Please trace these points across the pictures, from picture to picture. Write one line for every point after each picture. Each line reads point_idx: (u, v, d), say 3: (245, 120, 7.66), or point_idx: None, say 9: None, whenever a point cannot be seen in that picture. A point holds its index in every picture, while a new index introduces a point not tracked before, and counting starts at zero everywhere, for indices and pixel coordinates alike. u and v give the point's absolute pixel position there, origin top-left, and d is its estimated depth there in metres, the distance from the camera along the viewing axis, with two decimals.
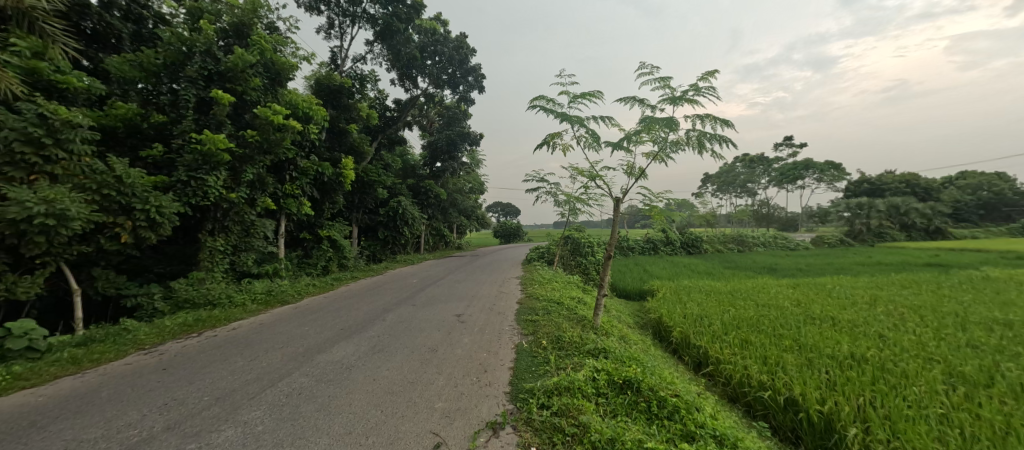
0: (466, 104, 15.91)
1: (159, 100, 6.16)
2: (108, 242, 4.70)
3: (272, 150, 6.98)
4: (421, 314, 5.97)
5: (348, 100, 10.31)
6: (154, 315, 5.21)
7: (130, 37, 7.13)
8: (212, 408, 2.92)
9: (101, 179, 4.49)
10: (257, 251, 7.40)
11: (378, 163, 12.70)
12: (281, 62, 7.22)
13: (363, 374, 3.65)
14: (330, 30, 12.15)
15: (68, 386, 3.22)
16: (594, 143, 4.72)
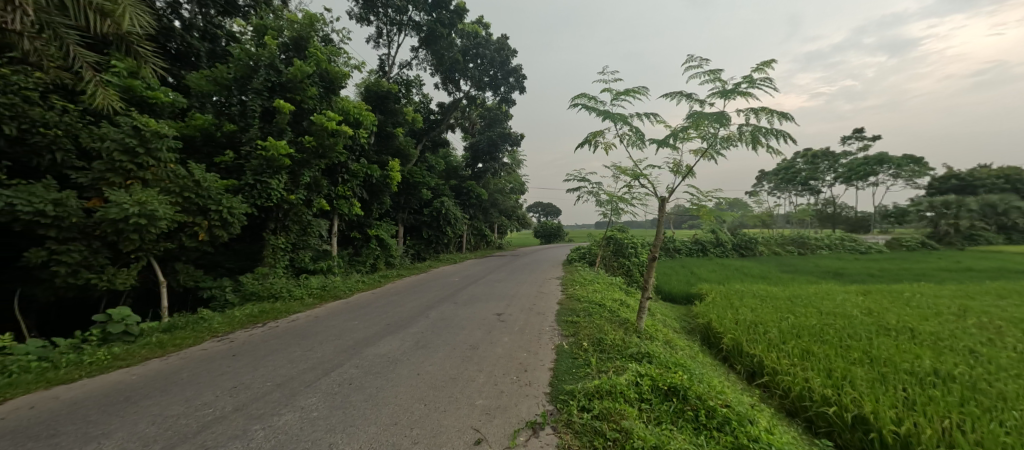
0: (507, 105, 16.05)
1: (230, 111, 6.78)
2: (189, 239, 5.23)
3: (326, 154, 7.45)
4: (463, 312, 6.11)
5: (395, 105, 10.76)
6: (226, 305, 5.75)
7: (206, 55, 7.93)
8: (273, 393, 3.17)
9: (182, 183, 5.02)
10: (313, 249, 7.92)
11: (422, 165, 13.13)
12: (335, 72, 7.68)
13: (408, 368, 3.80)
14: (379, 39, 12.76)
15: (156, 367, 3.64)
16: (638, 141, 4.59)
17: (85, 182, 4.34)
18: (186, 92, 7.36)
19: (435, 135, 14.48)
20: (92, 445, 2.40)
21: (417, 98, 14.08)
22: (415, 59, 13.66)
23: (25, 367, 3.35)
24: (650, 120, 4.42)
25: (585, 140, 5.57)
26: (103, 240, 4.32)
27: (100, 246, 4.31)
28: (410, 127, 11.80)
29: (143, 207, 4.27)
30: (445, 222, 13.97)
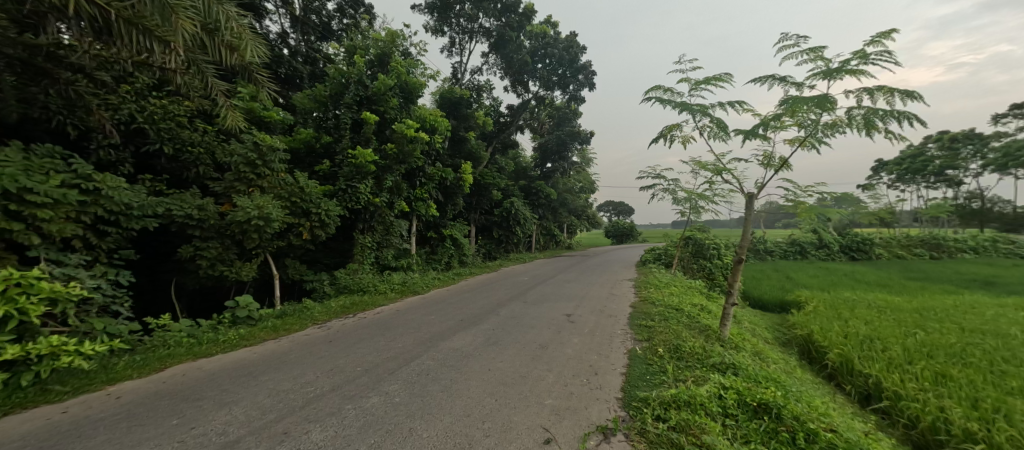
0: (576, 103, 15.81)
1: (326, 124, 7.62)
2: (295, 238, 5.97)
3: (406, 160, 8.03)
4: (532, 312, 6.17)
5: (467, 110, 11.22)
6: (324, 297, 6.51)
7: (307, 77, 9.02)
8: (362, 378, 3.52)
9: (290, 189, 5.77)
10: (395, 247, 8.60)
11: (493, 167, 13.51)
12: (413, 83, 8.23)
13: (480, 363, 3.94)
14: (452, 48, 13.40)
15: (271, 348, 4.25)
16: (721, 133, 4.23)
17: (219, 190, 5.22)
18: (292, 110, 8.45)
19: (505, 137, 14.80)
20: (225, 409, 2.88)
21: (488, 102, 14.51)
22: (486, 64, 14.09)
23: (179, 341, 4.12)
24: (735, 109, 4.04)
25: (660, 134, 5.28)
26: (232, 239, 5.14)
27: (230, 244, 5.14)
28: (481, 130, 12.21)
29: (261, 210, 5.00)
30: (515, 222, 14.23)
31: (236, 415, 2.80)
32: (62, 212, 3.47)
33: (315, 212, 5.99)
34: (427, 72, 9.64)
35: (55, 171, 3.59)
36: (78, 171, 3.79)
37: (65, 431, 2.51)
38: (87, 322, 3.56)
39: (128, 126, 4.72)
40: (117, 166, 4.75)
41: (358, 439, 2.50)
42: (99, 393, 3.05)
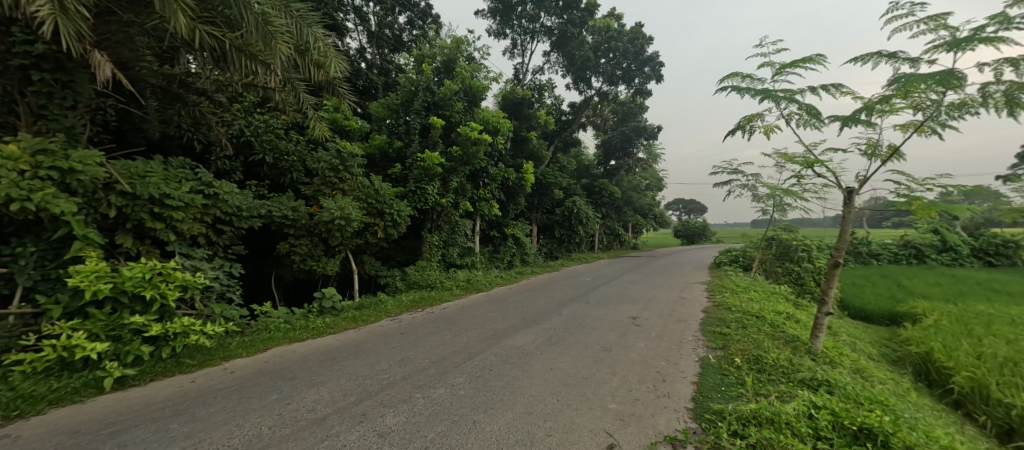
0: (642, 97, 15.17)
1: (398, 130, 8.15)
2: (372, 237, 6.45)
3: (470, 161, 8.31)
4: (596, 313, 6.04)
5: (529, 110, 11.30)
6: (396, 291, 6.97)
7: (381, 87, 9.72)
8: (430, 369, 3.73)
9: (368, 192, 6.28)
10: (460, 246, 8.95)
11: (555, 166, 13.46)
12: (477, 86, 8.49)
13: (541, 362, 3.96)
14: (514, 49, 13.57)
15: (351, 337, 4.66)
16: (814, 121, 3.76)
17: (308, 193, 5.84)
18: (368, 119, 9.18)
19: (567, 135, 14.66)
20: (313, 389, 3.23)
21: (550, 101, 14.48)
22: (547, 63, 14.06)
23: (277, 326, 4.70)
24: (829, 93, 3.57)
25: (737, 126, 4.84)
26: (319, 237, 5.74)
27: (318, 241, 5.74)
28: (543, 129, 12.23)
29: (343, 211, 5.51)
30: (577, 221, 14.06)
31: (323, 395, 3.12)
32: (191, 214, 4.14)
33: (389, 212, 6.45)
34: (490, 75, 9.89)
35: (186, 179, 4.29)
36: (202, 179, 4.49)
37: (193, 398, 3.00)
38: (208, 307, 4.21)
39: (238, 139, 5.48)
40: (230, 174, 5.54)
41: (426, 427, 2.65)
42: (218, 367, 3.60)
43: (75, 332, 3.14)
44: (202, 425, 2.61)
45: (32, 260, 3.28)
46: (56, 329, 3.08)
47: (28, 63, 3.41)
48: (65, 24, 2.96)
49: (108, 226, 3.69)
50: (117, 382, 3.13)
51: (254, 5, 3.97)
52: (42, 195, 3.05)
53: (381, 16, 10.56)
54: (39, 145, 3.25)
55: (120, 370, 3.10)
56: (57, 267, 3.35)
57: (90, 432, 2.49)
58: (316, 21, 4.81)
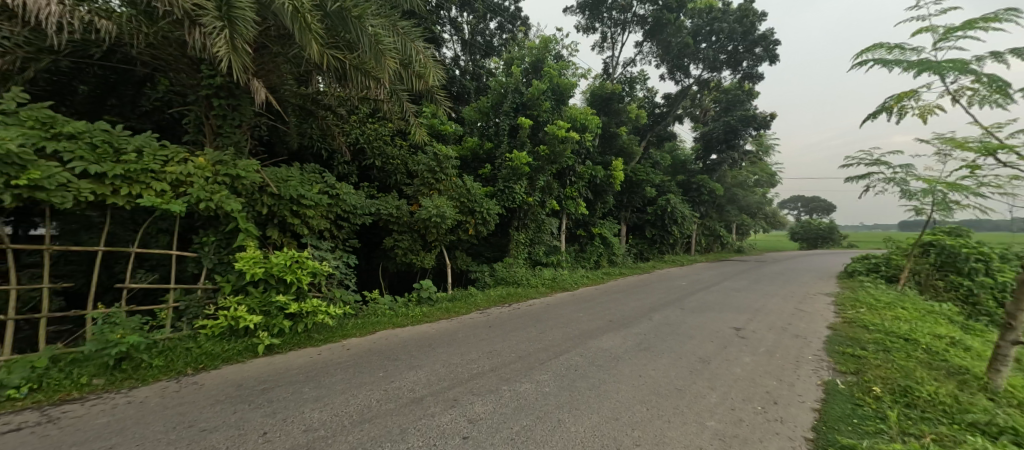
0: (751, 82, 13.55)
1: (488, 132, 8.49)
2: (463, 233, 6.86)
3: (557, 160, 8.32)
4: (691, 320, 5.57)
5: (619, 104, 10.87)
6: (485, 286, 7.30)
7: (473, 91, 10.25)
8: (516, 364, 3.84)
9: (461, 191, 6.68)
10: (545, 244, 9.02)
11: (647, 162, 12.75)
12: (565, 84, 8.46)
13: (629, 367, 3.80)
14: (604, 43, 13.14)
15: (445, 326, 5.02)
16: (998, 96, 2.95)
17: (410, 193, 6.43)
18: (461, 122, 9.75)
19: (661, 129, 13.77)
20: (412, 372, 3.56)
21: (642, 93, 13.72)
22: (640, 54, 13.33)
23: (384, 312, 5.28)
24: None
25: (884, 108, 4.05)
26: (419, 233, 6.29)
27: (418, 237, 6.30)
28: (634, 124, 11.66)
29: (439, 209, 5.96)
30: (671, 221, 13.12)
31: (420, 378, 3.42)
32: (319, 212, 4.86)
33: (479, 211, 6.78)
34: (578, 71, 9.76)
35: (317, 182, 5.06)
36: (328, 182, 5.25)
37: (320, 368, 3.55)
38: (331, 292, 4.92)
39: (355, 146, 6.28)
40: (348, 177, 6.38)
41: (512, 419, 2.73)
42: (338, 344, 4.20)
43: (239, 306, 3.94)
44: (326, 392, 3.07)
45: (212, 247, 4.18)
46: (228, 302, 3.90)
47: (211, 93, 4.35)
48: (235, 60, 3.73)
49: (262, 221, 4.54)
50: (266, 348, 3.85)
51: (368, 27, 4.51)
52: (220, 196, 3.88)
53: (473, 24, 11.13)
54: (219, 157, 4.14)
55: (269, 339, 3.82)
56: (228, 254, 4.24)
57: (250, 386, 3.12)
58: (418, 36, 5.29)
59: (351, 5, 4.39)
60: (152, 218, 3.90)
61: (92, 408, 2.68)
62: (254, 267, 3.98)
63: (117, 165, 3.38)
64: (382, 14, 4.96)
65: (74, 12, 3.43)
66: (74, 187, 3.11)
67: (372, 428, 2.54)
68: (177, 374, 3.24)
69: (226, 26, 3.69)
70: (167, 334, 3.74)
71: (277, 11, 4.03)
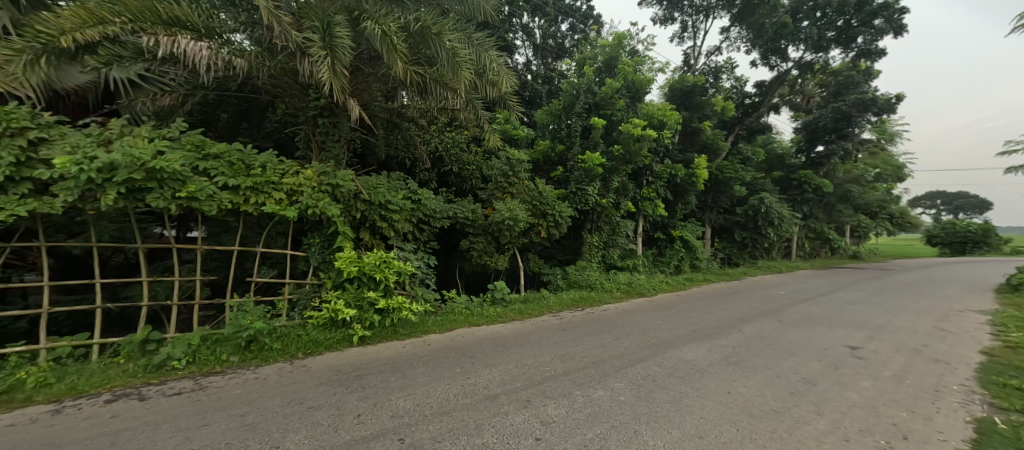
0: (869, 59, 11.65)
1: (560, 134, 8.47)
2: (536, 236, 6.91)
3: (632, 159, 8.01)
4: (790, 335, 4.94)
5: (701, 97, 10.09)
6: (558, 288, 7.28)
7: (545, 94, 10.34)
8: (589, 369, 3.76)
9: (533, 194, 6.77)
10: (620, 247, 8.72)
11: (735, 158, 11.65)
12: (641, 80, 8.15)
13: (715, 382, 3.49)
14: (684, 33, 12.31)
15: (517, 327, 5.12)
16: None
17: (485, 197, 6.69)
18: (533, 127, 9.88)
19: (753, 121, 12.47)
20: (486, 370, 3.69)
21: (729, 83, 12.57)
22: (727, 41, 12.24)
23: (461, 311, 5.55)
24: None
25: None
26: (493, 236, 6.50)
27: (492, 239, 6.51)
28: (720, 118, 10.76)
29: (512, 212, 6.10)
30: (766, 222, 11.79)
31: (495, 376, 3.53)
32: (403, 216, 5.27)
33: (552, 213, 6.81)
34: (655, 66, 9.29)
35: (402, 189, 5.51)
36: (411, 189, 5.68)
37: (405, 360, 3.86)
38: (414, 290, 5.31)
39: (435, 154, 6.70)
40: (429, 183, 6.83)
41: (586, 425, 2.67)
42: (420, 339, 4.51)
43: (338, 300, 4.43)
44: (410, 382, 3.34)
45: (317, 247, 4.78)
46: (329, 297, 4.43)
47: (317, 113, 4.98)
48: (335, 83, 4.22)
49: (356, 224, 5.07)
50: (359, 339, 4.28)
51: (447, 42, 4.83)
52: (323, 203, 4.42)
53: (545, 28, 11.22)
54: (323, 169, 4.72)
55: (361, 332, 4.25)
56: (330, 254, 4.80)
57: (346, 372, 3.50)
58: (492, 45, 5.49)
59: (431, 23, 4.78)
60: (272, 222, 4.58)
61: (231, 381, 3.24)
62: (350, 266, 4.45)
63: (247, 179, 4.05)
64: (459, 28, 5.26)
65: (219, 54, 4.18)
66: (218, 198, 3.81)
67: (450, 420, 2.68)
68: (291, 357, 3.77)
69: (328, 54, 4.21)
70: (283, 322, 4.35)
71: (369, 36, 4.49)
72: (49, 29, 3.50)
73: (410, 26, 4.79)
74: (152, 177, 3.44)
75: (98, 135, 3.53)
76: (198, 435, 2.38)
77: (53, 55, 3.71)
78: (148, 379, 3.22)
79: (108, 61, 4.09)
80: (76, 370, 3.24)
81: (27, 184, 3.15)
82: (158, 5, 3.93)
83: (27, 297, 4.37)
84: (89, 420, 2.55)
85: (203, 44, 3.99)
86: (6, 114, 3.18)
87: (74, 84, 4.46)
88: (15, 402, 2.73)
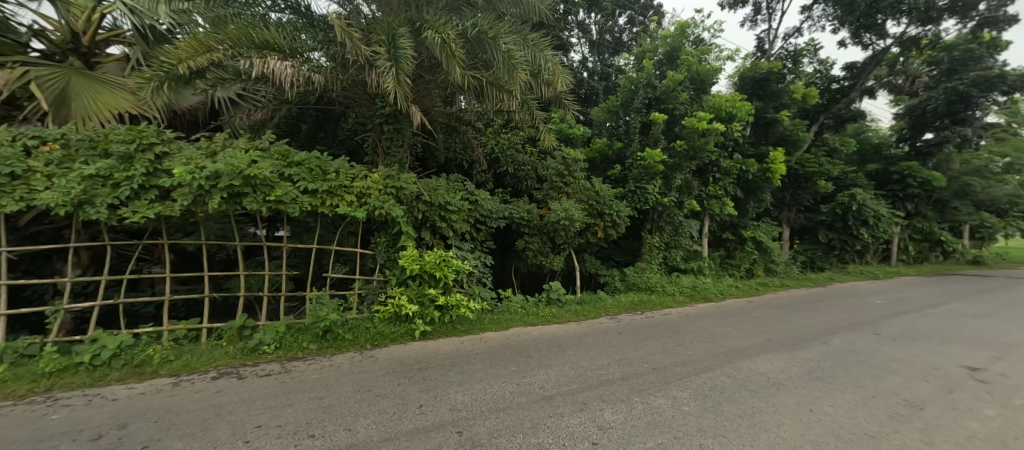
0: (997, 28, 9.81)
1: (618, 132, 8.21)
2: (592, 237, 6.78)
3: (697, 155, 7.53)
4: (889, 350, 4.33)
5: (778, 85, 9.21)
6: (616, 291, 7.08)
7: (601, 91, 10.12)
8: (650, 376, 3.60)
9: (589, 193, 6.64)
10: (684, 249, 8.25)
11: (820, 150, 10.45)
12: (706, 71, 7.64)
13: (795, 398, 3.15)
14: (757, 16, 11.31)
15: (572, 329, 5.06)
16: None
17: (540, 197, 6.72)
18: (589, 125, 9.70)
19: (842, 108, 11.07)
20: (542, 370, 3.69)
21: (812, 67, 11.30)
22: (809, 20, 11.03)
23: (516, 310, 5.61)
24: None
25: None
26: (548, 236, 6.50)
27: (547, 240, 6.51)
28: (800, 106, 9.75)
29: (567, 212, 6.05)
30: (858, 222, 10.45)
31: (551, 377, 3.52)
32: (461, 216, 5.45)
33: (609, 213, 6.62)
34: (723, 54, 8.65)
35: (460, 191, 5.70)
36: (469, 190, 5.85)
37: (462, 356, 3.99)
38: (471, 288, 5.47)
39: (491, 156, 6.86)
40: (485, 184, 7.01)
41: (646, 434, 2.56)
42: (477, 336, 4.64)
43: (402, 295, 4.71)
44: (467, 378, 3.44)
45: (383, 246, 5.10)
46: (394, 293, 4.72)
47: (383, 121, 5.31)
48: (399, 91, 4.47)
49: (418, 225, 5.33)
50: (421, 334, 4.51)
51: (502, 45, 4.90)
52: (389, 205, 4.72)
53: (602, 23, 10.96)
54: (388, 172, 5.02)
55: (422, 327, 4.48)
56: (394, 252, 5.11)
57: (409, 365, 3.70)
58: (547, 45, 5.49)
59: (487, 28, 4.88)
60: (345, 223, 4.98)
61: (310, 366, 3.58)
62: (412, 264, 4.70)
63: (324, 183, 4.44)
64: (515, 30, 5.31)
65: (300, 71, 4.63)
66: (299, 202, 4.24)
67: (506, 418, 2.72)
68: (360, 348, 4.08)
69: (393, 65, 4.46)
70: (354, 314, 4.71)
71: (430, 45, 4.70)
72: (170, 59, 4.16)
73: (467, 32, 4.94)
74: (248, 183, 3.91)
75: (206, 148, 4.09)
76: (285, 413, 2.67)
77: (172, 81, 4.38)
78: (245, 361, 3.67)
79: (214, 83, 4.74)
80: (190, 350, 3.78)
81: (154, 191, 3.74)
82: (252, 32, 4.46)
83: (154, 286, 5.18)
84: (201, 393, 2.97)
85: (288, 63, 4.45)
86: (139, 133, 3.80)
87: (188, 104, 5.23)
88: (146, 374, 3.26)
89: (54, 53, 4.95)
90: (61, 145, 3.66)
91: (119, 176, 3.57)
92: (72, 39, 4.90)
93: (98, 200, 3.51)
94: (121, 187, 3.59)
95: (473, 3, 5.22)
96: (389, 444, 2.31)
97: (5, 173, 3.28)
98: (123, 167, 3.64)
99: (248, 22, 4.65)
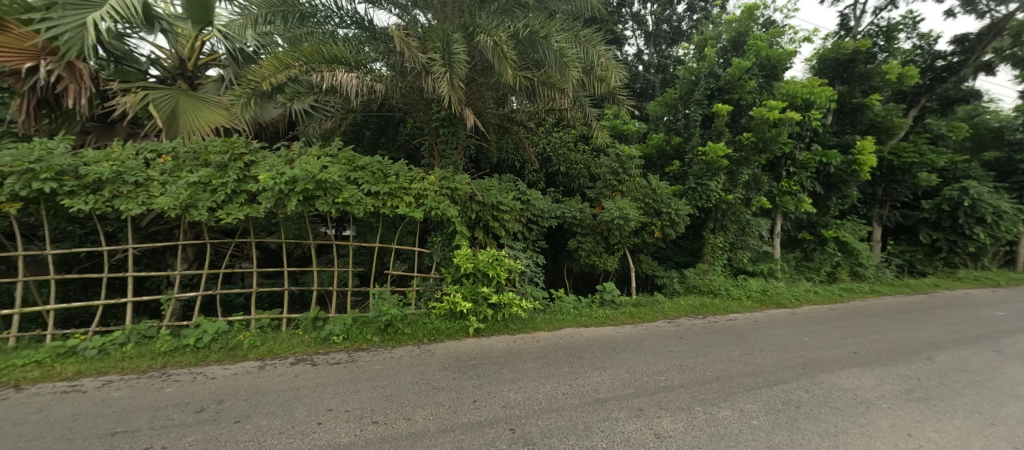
0: None
1: (677, 125, 7.82)
2: (648, 236, 6.50)
3: (767, 148, 6.92)
4: (1015, 372, 3.65)
5: (865, 66, 8.18)
6: (675, 293, 6.72)
7: (659, 84, 9.70)
8: (713, 384, 3.37)
9: (646, 191, 6.35)
10: (751, 250, 7.68)
11: (921, 137, 9.12)
12: (778, 55, 6.97)
13: (888, 419, 2.78)
14: None
15: (627, 331, 4.90)
16: None
17: (593, 196, 6.60)
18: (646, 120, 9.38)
19: (950, 88, 9.55)
20: (596, 372, 3.62)
21: (911, 43, 9.87)
22: None
23: (568, 310, 5.53)
24: None
25: None
26: (602, 235, 6.35)
27: (601, 239, 6.37)
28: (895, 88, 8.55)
29: (622, 211, 5.88)
30: (971, 219, 8.99)
31: (605, 379, 3.44)
32: (512, 215, 5.47)
33: (667, 211, 6.31)
34: (797, 36, 7.87)
35: (512, 190, 5.75)
36: (521, 190, 5.88)
37: (515, 354, 4.03)
38: (523, 287, 5.52)
39: (543, 155, 6.92)
40: (538, 184, 7.04)
41: (707, 445, 2.41)
42: (528, 335, 4.66)
43: (456, 293, 4.84)
44: (521, 376, 3.47)
45: (439, 245, 5.29)
46: (449, 290, 4.88)
47: (439, 125, 5.51)
48: (454, 95, 4.61)
49: (472, 225, 5.46)
50: (474, 331, 4.62)
51: (554, 44, 4.87)
52: (444, 205, 4.88)
53: (659, 13, 10.50)
54: (443, 174, 5.20)
55: (476, 324, 4.58)
56: (450, 251, 5.28)
57: (463, 360, 3.82)
58: (599, 40, 5.35)
59: (539, 27, 4.89)
60: (405, 222, 5.25)
61: (372, 357, 3.84)
62: (466, 262, 4.82)
63: (384, 186, 4.70)
64: (567, 28, 5.25)
65: (364, 82, 4.96)
66: (364, 204, 4.53)
67: (558, 418, 2.71)
68: (418, 341, 4.30)
69: (447, 70, 4.59)
70: (412, 310, 4.94)
71: (483, 48, 4.80)
72: (256, 77, 4.66)
73: (519, 33, 4.96)
74: (320, 187, 4.28)
75: (285, 156, 4.53)
76: (353, 399, 2.89)
77: (257, 97, 4.90)
78: (318, 349, 4.01)
79: (292, 97, 5.23)
80: (272, 337, 4.21)
81: (243, 195, 4.20)
82: (323, 48, 4.84)
83: (245, 278, 5.85)
84: (282, 376, 3.30)
85: (354, 75, 4.78)
86: (232, 144, 4.29)
87: (270, 116, 5.85)
88: (237, 357, 3.70)
89: (166, 78, 5.77)
90: (172, 157, 4.25)
91: (217, 183, 4.07)
92: (180, 64, 5.65)
93: (200, 203, 4.04)
94: (218, 192, 4.09)
95: (526, 4, 5.28)
96: (445, 435, 2.40)
97: (131, 181, 3.89)
98: (219, 174, 4.14)
99: (319, 39, 5.08)
